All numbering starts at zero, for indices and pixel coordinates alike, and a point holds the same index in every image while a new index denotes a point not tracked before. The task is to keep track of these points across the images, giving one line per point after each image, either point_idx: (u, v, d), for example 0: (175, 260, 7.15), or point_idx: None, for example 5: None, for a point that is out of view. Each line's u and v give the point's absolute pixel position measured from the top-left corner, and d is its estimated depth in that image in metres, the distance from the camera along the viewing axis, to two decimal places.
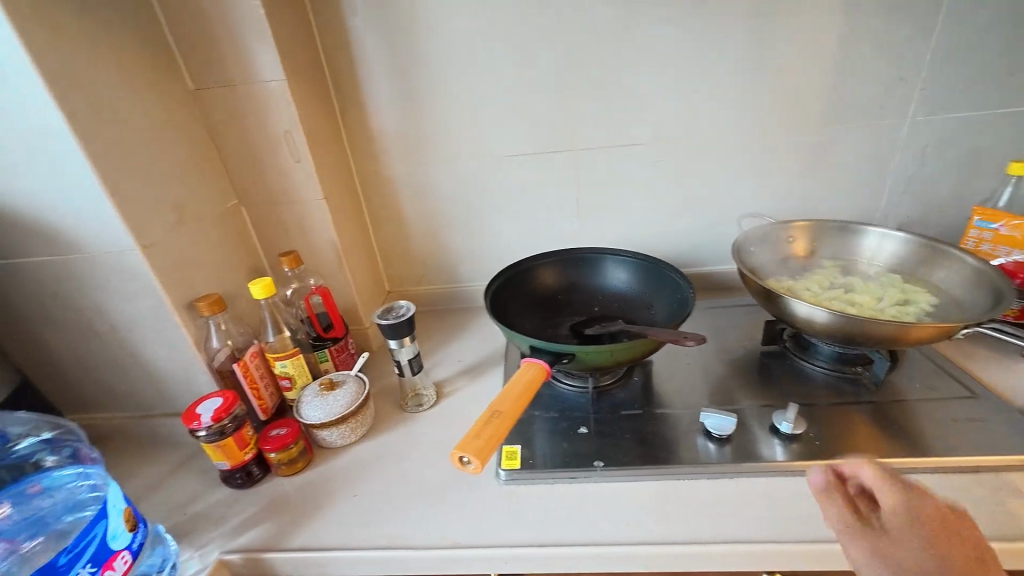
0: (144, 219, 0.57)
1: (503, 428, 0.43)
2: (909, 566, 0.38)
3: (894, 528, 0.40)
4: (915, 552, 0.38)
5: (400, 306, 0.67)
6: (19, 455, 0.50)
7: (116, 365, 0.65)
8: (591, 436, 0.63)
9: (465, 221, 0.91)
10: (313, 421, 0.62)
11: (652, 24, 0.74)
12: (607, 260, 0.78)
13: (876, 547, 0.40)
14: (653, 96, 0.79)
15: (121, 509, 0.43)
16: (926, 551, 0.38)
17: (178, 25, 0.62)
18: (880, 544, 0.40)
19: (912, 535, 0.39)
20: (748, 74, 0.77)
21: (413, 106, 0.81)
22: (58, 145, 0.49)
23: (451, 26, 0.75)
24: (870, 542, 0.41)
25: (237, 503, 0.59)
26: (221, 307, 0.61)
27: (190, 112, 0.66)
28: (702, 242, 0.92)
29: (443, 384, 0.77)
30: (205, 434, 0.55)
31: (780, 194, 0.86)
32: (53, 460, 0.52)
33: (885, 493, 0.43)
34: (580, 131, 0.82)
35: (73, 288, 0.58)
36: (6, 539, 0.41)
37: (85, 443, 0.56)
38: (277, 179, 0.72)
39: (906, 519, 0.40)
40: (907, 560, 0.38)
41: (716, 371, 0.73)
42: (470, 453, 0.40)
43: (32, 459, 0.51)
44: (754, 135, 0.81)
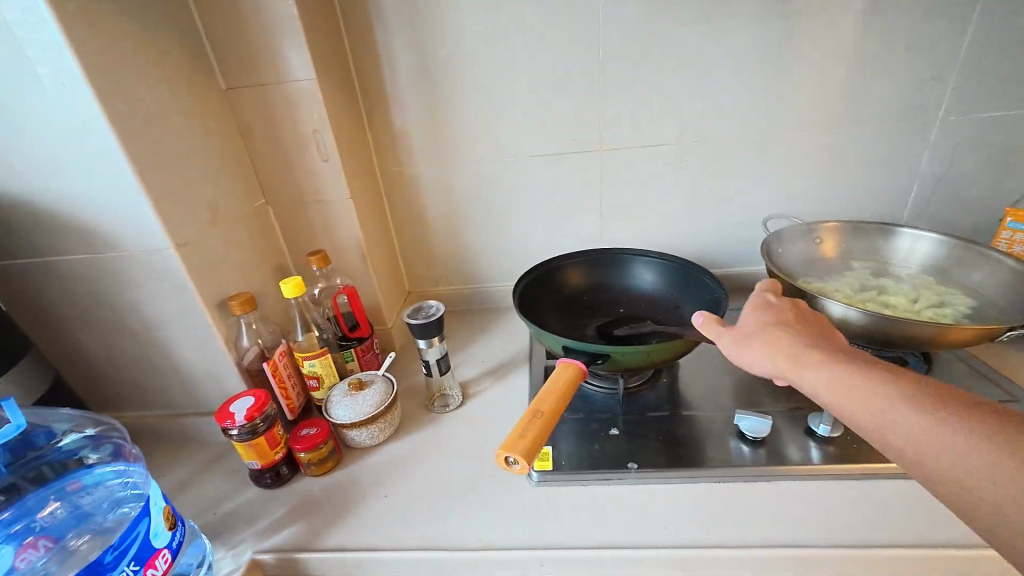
0: (180, 218, 0.57)
1: (548, 428, 0.42)
2: (770, 341, 0.44)
3: (759, 320, 0.47)
4: (774, 330, 0.45)
5: (429, 306, 0.67)
6: (61, 451, 0.47)
7: (146, 364, 0.65)
8: (622, 437, 0.62)
9: (487, 221, 0.91)
10: (343, 421, 0.62)
11: (681, 25, 0.74)
12: (633, 261, 0.77)
13: (745, 332, 0.47)
14: (681, 96, 0.79)
15: (162, 507, 0.43)
16: (789, 331, 0.44)
17: (212, 25, 0.63)
18: (748, 330, 0.47)
19: (773, 321, 0.46)
20: (777, 73, 0.76)
21: (439, 107, 0.81)
22: (99, 144, 0.50)
23: (479, 27, 0.75)
24: (743, 335, 0.47)
25: (268, 503, 0.59)
26: (252, 306, 0.61)
27: (221, 112, 0.66)
28: (725, 244, 0.91)
29: (468, 385, 0.76)
30: (237, 433, 0.55)
31: (806, 195, 0.86)
32: (95, 458, 0.49)
33: (757, 307, 0.49)
34: (605, 132, 0.82)
35: (107, 287, 0.59)
36: (50, 535, 0.41)
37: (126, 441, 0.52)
38: (306, 179, 0.72)
39: (769, 311, 0.48)
40: (769, 334, 0.45)
41: (744, 373, 0.72)
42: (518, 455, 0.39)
43: (75, 456, 0.48)
44: (781, 135, 0.81)
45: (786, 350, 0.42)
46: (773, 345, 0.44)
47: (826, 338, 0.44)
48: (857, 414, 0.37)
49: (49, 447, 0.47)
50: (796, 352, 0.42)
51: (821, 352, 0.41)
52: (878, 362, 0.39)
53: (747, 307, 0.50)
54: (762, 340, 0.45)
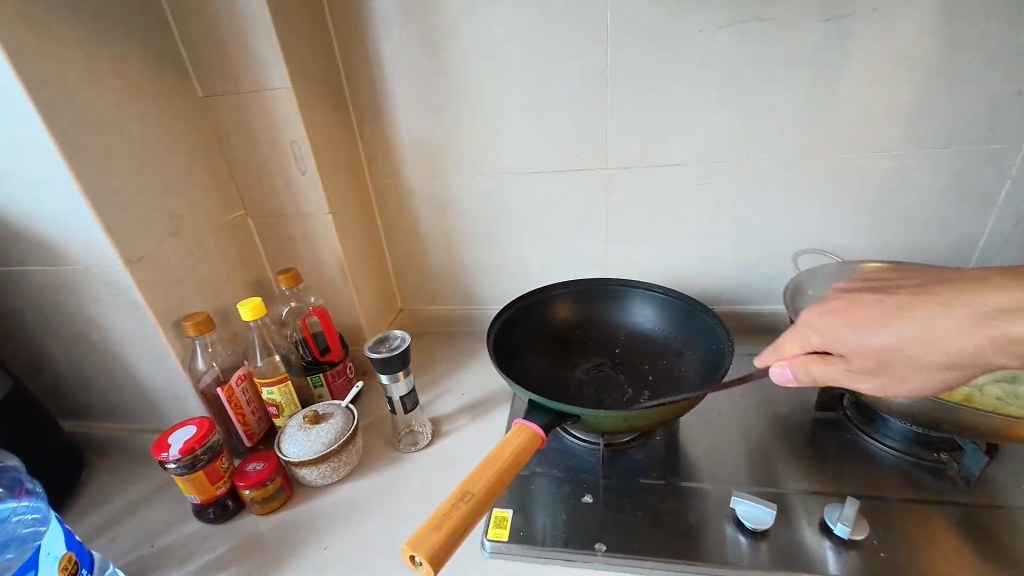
0: (134, 233, 0.54)
1: (472, 517, 0.36)
2: (923, 339, 0.37)
3: (871, 332, 0.39)
4: (913, 329, 0.37)
5: (395, 337, 0.62)
6: None
7: (109, 377, 0.63)
8: (597, 507, 0.54)
9: (483, 241, 0.84)
10: (292, 459, 0.57)
11: (703, 30, 0.63)
12: (632, 294, 0.70)
13: (882, 351, 0.39)
14: (700, 111, 0.68)
15: (58, 556, 0.40)
16: (914, 318, 0.37)
17: (187, 30, 0.60)
18: (879, 349, 0.39)
19: (873, 320, 0.39)
20: (819, 87, 0.65)
21: (433, 116, 0.75)
22: (41, 157, 0.47)
23: (475, 30, 0.68)
24: (882, 356, 0.39)
25: (207, 540, 0.55)
26: (208, 327, 0.57)
27: (196, 120, 0.63)
28: (748, 279, 0.80)
29: (441, 421, 0.70)
30: (174, 467, 0.51)
31: (848, 228, 0.73)
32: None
33: (837, 321, 0.40)
34: (613, 149, 0.73)
35: (67, 299, 0.57)
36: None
37: (26, 475, 0.50)
38: (284, 192, 0.68)
39: (850, 316, 0.40)
40: (912, 339, 0.38)
41: (754, 438, 0.62)
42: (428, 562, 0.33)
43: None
44: (818, 159, 0.69)
45: (948, 335, 0.36)
46: (937, 341, 0.37)
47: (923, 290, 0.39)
48: None
49: None
50: (967, 335, 0.36)
51: (980, 317, 0.35)
52: (996, 280, 0.36)
53: (817, 328, 0.41)
54: (919, 347, 0.38)
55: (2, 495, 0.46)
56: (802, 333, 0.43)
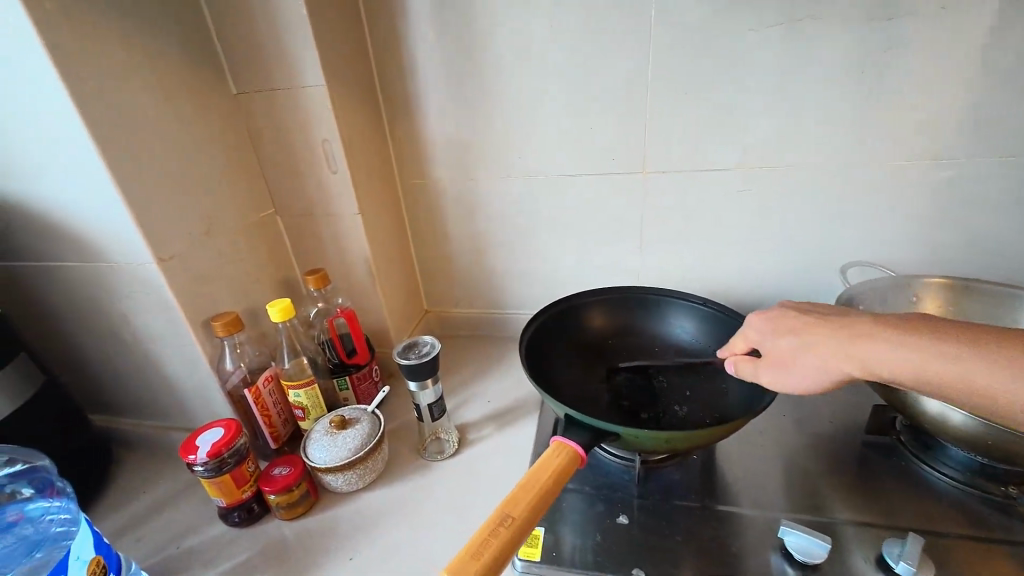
0: (167, 232, 0.54)
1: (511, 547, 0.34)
2: (810, 349, 0.44)
3: (782, 335, 0.47)
4: (801, 337, 0.45)
5: (424, 343, 0.60)
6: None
7: (139, 374, 0.63)
8: (632, 529, 0.51)
9: (512, 245, 0.82)
10: (318, 465, 0.56)
11: (754, 30, 0.60)
12: (671, 304, 0.68)
13: (782, 352, 0.46)
14: (746, 115, 0.65)
15: (87, 560, 0.39)
16: (812, 330, 0.44)
17: (223, 26, 0.59)
18: (778, 350, 0.47)
19: (788, 326, 0.47)
20: (878, 90, 0.61)
21: (465, 117, 0.73)
22: (78, 155, 0.47)
23: (511, 29, 0.66)
24: (782, 357, 0.46)
25: (232, 545, 0.54)
26: (237, 328, 0.57)
27: (230, 117, 0.63)
28: (789, 290, 0.77)
29: (467, 429, 0.68)
30: (201, 469, 0.51)
31: (901, 240, 0.69)
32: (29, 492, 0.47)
33: (769, 325, 0.49)
34: (652, 153, 0.70)
35: (100, 296, 0.57)
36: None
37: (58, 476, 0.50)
38: (314, 192, 0.67)
39: (779, 321, 0.48)
40: (802, 344, 0.44)
41: (798, 461, 0.59)
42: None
43: (6, 490, 0.45)
44: (872, 167, 0.65)
45: (827, 348, 0.42)
46: (814, 349, 0.43)
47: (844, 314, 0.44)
48: (927, 374, 0.37)
49: None
50: (839, 346, 0.42)
51: (857, 334, 0.41)
52: (893, 316, 0.41)
53: (754, 328, 0.51)
54: (807, 353, 0.44)
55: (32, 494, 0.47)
56: (748, 335, 0.52)
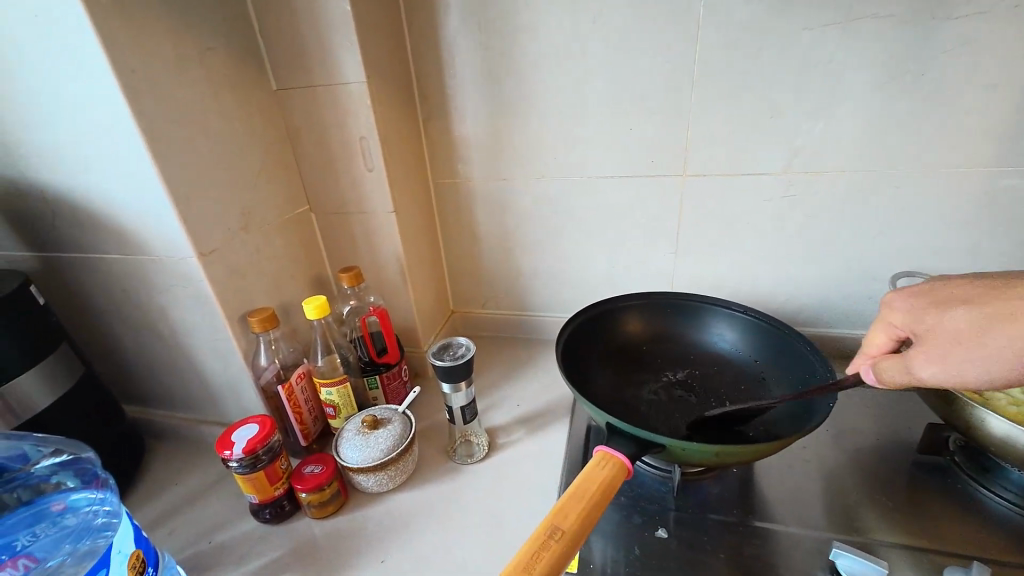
0: (207, 227, 0.54)
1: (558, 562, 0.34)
2: (991, 321, 0.35)
3: (942, 312, 0.38)
4: (975, 311, 0.36)
5: (459, 345, 0.60)
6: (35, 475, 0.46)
7: (174, 367, 0.63)
8: (670, 543, 0.50)
9: (543, 247, 0.81)
10: (350, 465, 0.55)
11: (808, 29, 0.58)
12: (710, 312, 0.66)
13: (954, 332, 0.37)
14: (795, 117, 0.63)
15: (127, 554, 0.39)
16: (995, 300, 0.36)
17: (267, 22, 0.59)
18: (946, 329, 0.37)
19: (952, 300, 0.38)
20: (937, 92, 0.58)
21: (500, 115, 0.72)
22: (126, 147, 0.47)
23: (552, 27, 0.65)
24: (954, 337, 0.36)
25: (263, 541, 0.54)
26: (272, 323, 0.57)
27: (270, 113, 0.63)
28: (831, 299, 0.74)
29: (496, 432, 0.67)
30: (236, 465, 0.50)
31: (954, 250, 0.66)
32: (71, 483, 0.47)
33: (919, 303, 0.40)
34: (692, 155, 0.68)
35: (139, 288, 0.57)
36: (31, 554, 0.39)
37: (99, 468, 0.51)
38: (349, 188, 0.67)
39: (936, 297, 0.39)
40: (984, 317, 0.35)
41: (842, 478, 0.56)
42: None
43: (52, 480, 0.47)
44: (928, 173, 0.62)
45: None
46: (1010, 321, 0.34)
47: (1022, 282, 0.36)
48: None
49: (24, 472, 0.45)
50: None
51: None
52: None
53: (898, 310, 0.41)
54: (989, 330, 0.35)
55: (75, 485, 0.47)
56: (887, 323, 0.42)
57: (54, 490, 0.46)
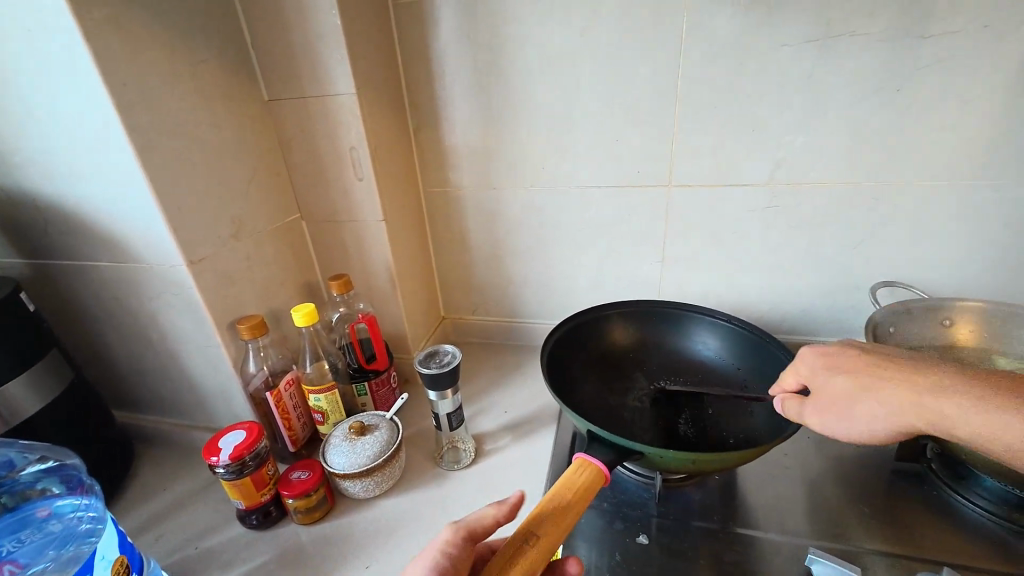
0: (197, 235, 0.54)
1: (549, 553, 0.36)
2: (872, 395, 0.40)
3: (833, 374, 0.43)
4: (859, 380, 0.42)
5: (445, 352, 0.61)
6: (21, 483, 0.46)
7: (164, 373, 0.64)
8: (651, 549, 0.50)
9: (532, 254, 0.82)
10: (337, 471, 0.55)
11: (786, 45, 0.59)
12: (696, 320, 0.67)
13: (831, 391, 0.43)
14: (778, 129, 0.64)
15: (111, 560, 0.40)
16: (878, 374, 0.41)
17: (258, 33, 0.60)
18: (830, 390, 0.43)
19: (845, 364, 0.43)
20: (912, 106, 0.59)
21: (490, 125, 0.73)
22: (117, 155, 0.48)
23: (540, 41, 0.66)
24: (833, 398, 0.43)
25: (249, 547, 0.55)
26: (261, 330, 0.57)
27: (261, 122, 0.64)
28: (814, 308, 0.75)
29: (483, 439, 0.68)
30: (223, 471, 0.51)
31: (933, 261, 0.68)
32: (57, 490, 0.48)
33: (821, 361, 0.45)
34: (677, 166, 0.69)
35: (129, 295, 0.58)
36: (16, 560, 0.39)
37: (85, 475, 0.51)
38: (339, 196, 0.68)
39: (835, 358, 0.44)
40: (865, 387, 0.41)
41: (822, 485, 0.57)
42: (496, 514, 0.37)
43: (37, 488, 0.47)
44: (906, 186, 0.64)
45: (896, 397, 0.39)
46: (876, 394, 0.40)
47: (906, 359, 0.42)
48: None
49: (10, 479, 0.46)
50: (911, 395, 0.39)
51: (931, 386, 0.38)
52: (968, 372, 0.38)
53: (805, 363, 0.47)
54: (864, 399, 0.41)
55: (61, 492, 0.47)
56: (795, 369, 0.48)
57: (39, 497, 0.46)
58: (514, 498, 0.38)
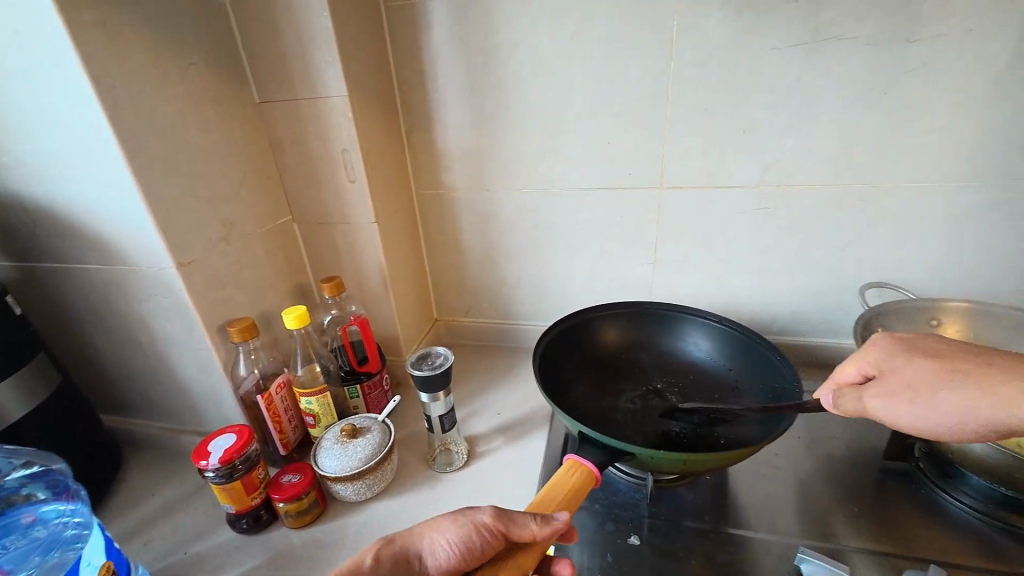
0: (186, 237, 0.54)
1: (541, 558, 0.39)
2: (969, 387, 0.36)
3: (919, 362, 0.39)
4: (954, 370, 0.37)
5: (437, 354, 0.61)
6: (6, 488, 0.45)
7: (153, 377, 0.63)
8: (642, 550, 0.50)
9: (525, 256, 0.82)
10: (328, 474, 0.55)
11: (775, 49, 0.60)
12: (687, 321, 0.67)
13: (914, 378, 0.39)
14: (767, 132, 0.65)
15: (97, 566, 0.40)
16: (977, 366, 0.37)
17: (249, 35, 0.60)
18: (912, 378, 0.39)
19: (932, 354, 0.39)
20: (898, 110, 0.60)
21: (482, 127, 0.73)
22: (104, 157, 0.47)
23: (532, 44, 0.66)
24: (914, 387, 0.38)
25: (239, 552, 0.54)
26: (252, 333, 0.57)
27: (251, 124, 0.64)
28: (804, 309, 0.76)
29: (476, 441, 0.68)
30: (212, 475, 0.51)
31: (920, 261, 0.68)
32: (42, 494, 0.47)
33: (899, 348, 0.41)
34: (669, 168, 0.70)
35: (118, 298, 0.58)
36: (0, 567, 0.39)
37: (71, 479, 0.51)
38: (331, 199, 0.68)
39: (917, 348, 0.40)
40: (957, 377, 0.37)
41: (811, 484, 0.58)
42: (535, 533, 0.38)
43: (22, 492, 0.46)
44: (893, 188, 0.64)
45: (999, 393, 0.35)
46: (973, 385, 0.36)
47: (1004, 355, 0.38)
48: None
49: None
50: (1023, 392, 0.34)
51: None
52: None
53: (879, 349, 0.42)
54: (957, 389, 0.37)
55: (46, 497, 0.47)
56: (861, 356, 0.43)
57: (24, 502, 0.46)
58: (561, 524, 0.39)
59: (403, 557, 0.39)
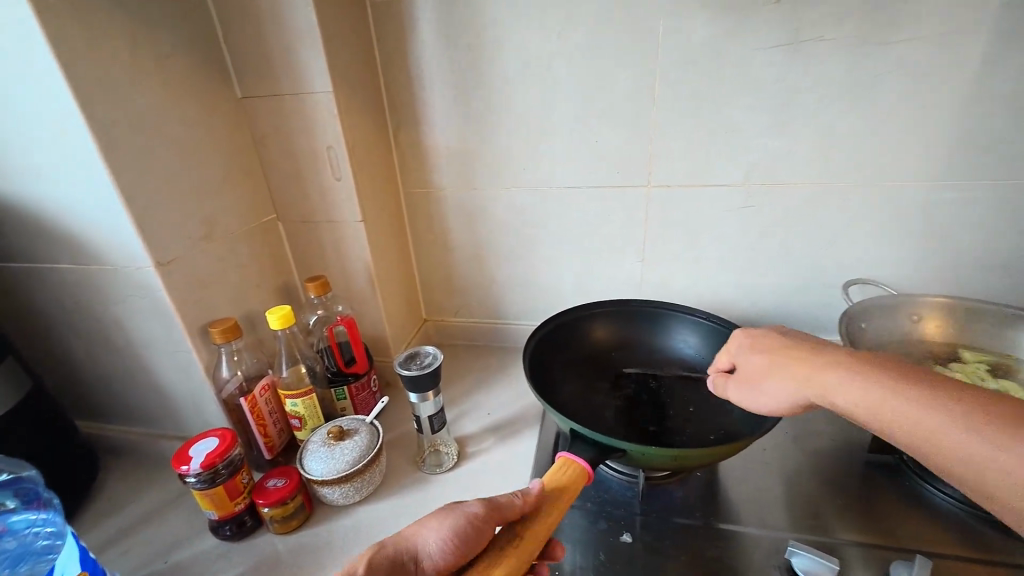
0: (165, 236, 0.52)
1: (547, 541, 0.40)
2: (774, 372, 0.44)
3: (753, 355, 0.48)
4: (769, 358, 0.46)
5: (426, 354, 0.60)
6: None
7: (131, 381, 0.61)
8: (634, 547, 0.50)
9: (513, 255, 0.81)
10: (314, 477, 0.54)
11: (759, 50, 0.61)
12: (675, 319, 0.68)
13: (750, 366, 0.48)
14: (751, 133, 0.66)
15: None
16: (783, 352, 0.45)
17: (231, 30, 0.59)
18: (748, 367, 0.48)
19: (764, 345, 0.48)
20: (879, 110, 0.61)
21: (469, 126, 0.73)
22: (77, 153, 0.46)
23: (518, 43, 0.66)
24: (749, 375, 0.48)
25: (222, 559, 0.52)
26: (235, 334, 0.55)
27: (234, 121, 0.62)
28: (791, 306, 0.77)
29: (466, 441, 0.67)
30: (194, 480, 0.49)
31: (902, 259, 0.70)
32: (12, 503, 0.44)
33: (747, 341, 0.50)
34: (656, 168, 0.70)
35: (93, 299, 0.56)
36: None
37: (41, 487, 0.48)
38: (316, 197, 0.67)
39: (760, 340, 0.49)
40: (770, 363, 0.45)
41: (800, 479, 0.58)
42: (519, 506, 0.41)
43: None
44: (874, 187, 0.66)
45: (789, 373, 0.43)
46: (777, 369, 0.44)
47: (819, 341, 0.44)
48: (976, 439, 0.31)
49: None
50: (800, 370, 0.42)
51: (823, 359, 0.41)
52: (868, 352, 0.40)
53: (734, 345, 0.52)
54: (770, 372, 0.45)
55: (16, 506, 0.44)
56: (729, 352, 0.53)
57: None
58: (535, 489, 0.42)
59: (399, 558, 0.38)
